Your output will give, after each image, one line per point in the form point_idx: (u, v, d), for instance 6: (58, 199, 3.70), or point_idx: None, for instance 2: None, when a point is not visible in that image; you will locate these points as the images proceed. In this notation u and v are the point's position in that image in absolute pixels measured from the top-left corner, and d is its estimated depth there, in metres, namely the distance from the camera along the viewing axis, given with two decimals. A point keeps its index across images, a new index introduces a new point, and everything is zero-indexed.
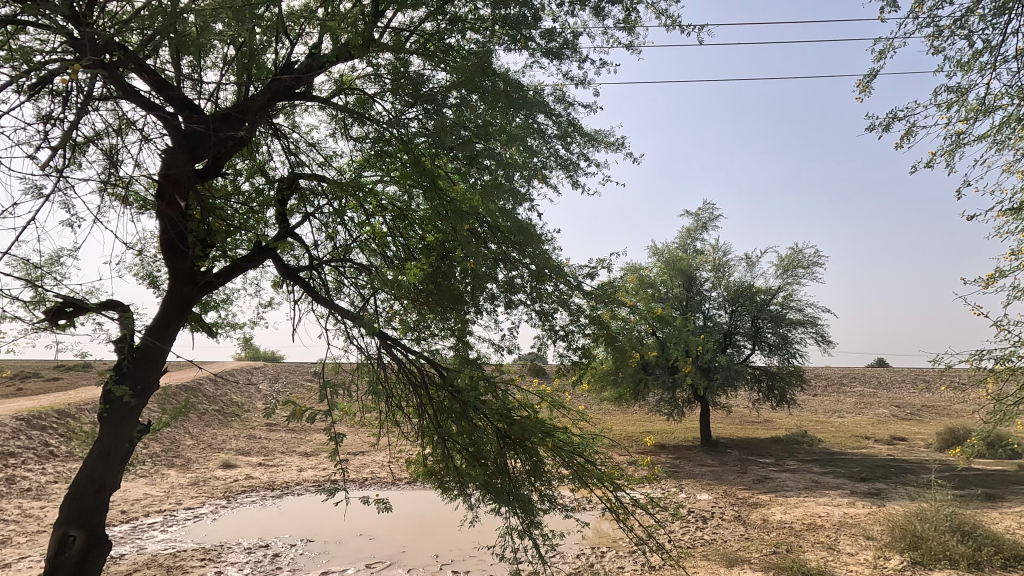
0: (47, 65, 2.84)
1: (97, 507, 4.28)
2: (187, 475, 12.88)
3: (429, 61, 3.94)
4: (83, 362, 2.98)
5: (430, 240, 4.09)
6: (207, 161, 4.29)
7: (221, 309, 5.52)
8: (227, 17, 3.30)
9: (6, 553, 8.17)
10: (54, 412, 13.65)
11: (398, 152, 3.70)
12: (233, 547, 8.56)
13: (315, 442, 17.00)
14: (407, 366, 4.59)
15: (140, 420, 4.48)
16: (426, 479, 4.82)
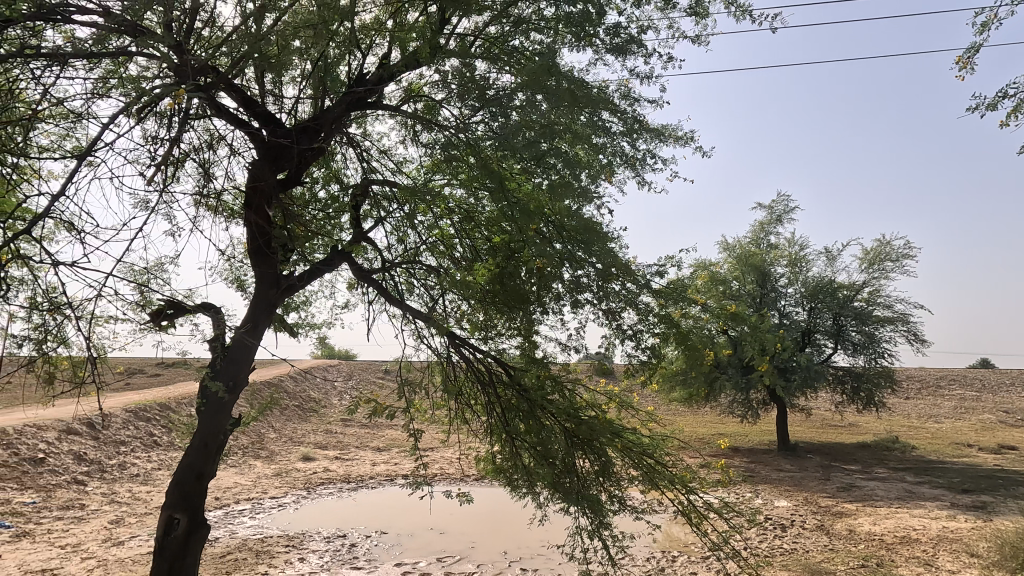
0: (153, 90, 3.10)
1: (198, 494, 4.65)
2: (271, 466, 13.76)
3: (494, 64, 4.00)
4: (182, 360, 3.23)
5: (496, 241, 4.16)
6: (289, 171, 4.57)
7: (302, 310, 5.85)
8: (307, 36, 3.51)
9: (119, 532, 9.04)
10: (158, 405, 14.97)
11: (465, 156, 3.79)
12: (314, 536, 9.05)
13: (387, 438, 17.66)
14: (475, 365, 4.69)
15: (233, 413, 4.82)
16: (494, 478, 4.84)
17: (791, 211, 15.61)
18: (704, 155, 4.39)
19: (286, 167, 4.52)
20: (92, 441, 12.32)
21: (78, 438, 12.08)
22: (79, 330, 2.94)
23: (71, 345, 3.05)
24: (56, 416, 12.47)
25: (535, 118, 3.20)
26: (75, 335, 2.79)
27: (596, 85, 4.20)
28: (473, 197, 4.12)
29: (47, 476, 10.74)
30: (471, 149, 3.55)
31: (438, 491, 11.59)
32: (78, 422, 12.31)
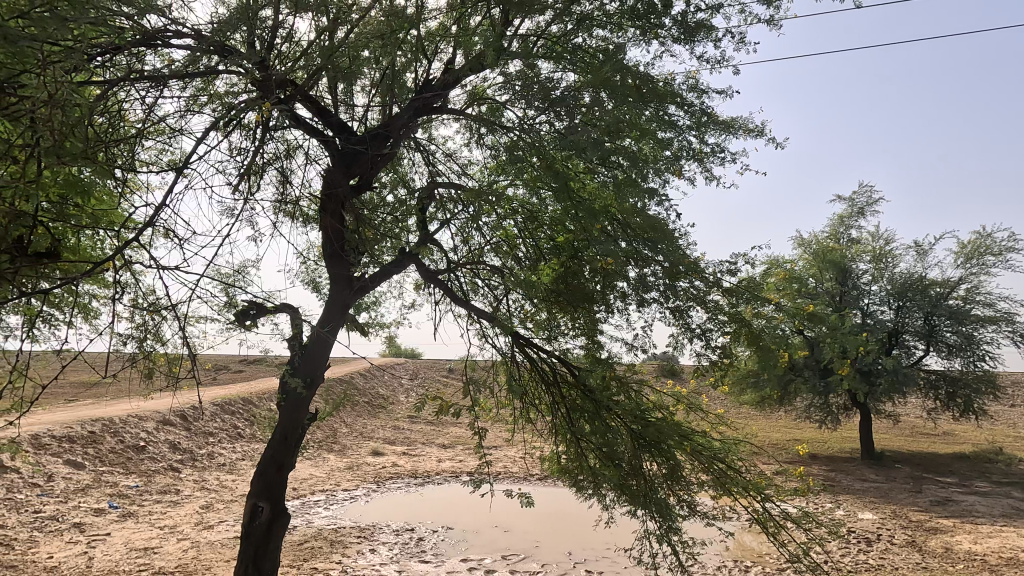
0: (238, 105, 3.29)
1: (280, 484, 4.92)
2: (343, 459, 14.40)
3: (557, 63, 3.98)
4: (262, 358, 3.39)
5: (560, 241, 4.15)
6: (360, 177, 4.75)
7: (372, 310, 6.05)
8: (376, 45, 3.64)
9: (209, 516, 9.75)
10: (241, 399, 16.01)
11: (529, 156, 3.79)
12: (384, 528, 9.38)
13: (452, 435, 18.04)
14: (540, 364, 4.71)
15: (310, 409, 5.07)
16: (560, 478, 4.80)
17: (875, 203, 14.63)
18: (778, 147, 4.19)
19: (357, 173, 4.71)
20: (185, 431, 13.36)
21: (173, 428, 13.13)
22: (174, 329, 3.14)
23: (167, 344, 3.28)
24: (155, 408, 13.62)
25: (602, 115, 3.14)
26: (170, 333, 2.99)
27: (661, 78, 4.10)
28: (536, 196, 4.12)
29: (147, 462, 11.75)
30: (536, 149, 3.54)
31: (503, 489, 11.70)
32: (173, 414, 13.37)
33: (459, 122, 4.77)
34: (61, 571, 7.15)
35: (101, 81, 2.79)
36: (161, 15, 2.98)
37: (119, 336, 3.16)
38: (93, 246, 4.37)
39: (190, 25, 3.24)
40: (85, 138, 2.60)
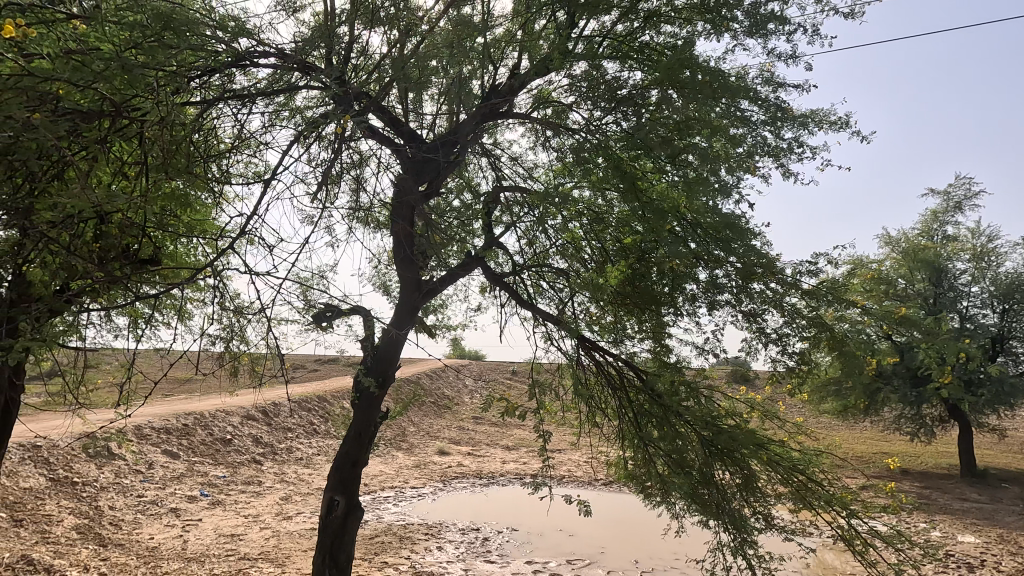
0: (318, 118, 3.44)
1: (354, 480, 5.11)
2: (411, 457, 14.84)
3: (624, 63, 3.92)
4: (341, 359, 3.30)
5: (627, 242, 4.07)
6: (429, 183, 4.87)
7: (439, 313, 6.19)
8: (444, 54, 3.72)
9: (289, 508, 10.32)
10: (317, 397, 16.85)
11: (596, 157, 3.73)
12: (451, 526, 9.57)
13: (516, 437, 18.16)
14: (605, 368, 4.66)
15: (382, 408, 5.26)
16: (628, 484, 4.68)
17: (974, 197, 13.42)
18: (863, 141, 3.93)
19: (426, 179, 4.83)
20: (267, 426, 14.21)
21: (256, 423, 14.00)
22: (259, 330, 3.11)
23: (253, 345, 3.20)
24: (240, 404, 14.58)
25: (675, 113, 3.03)
26: (255, 332, 3.01)
27: (733, 73, 3.93)
28: (602, 197, 4.05)
29: (233, 454, 12.61)
30: (605, 150, 3.47)
31: (568, 494, 11.63)
32: (256, 410, 14.28)
33: (524, 126, 4.80)
34: (160, 552, 7.80)
35: (199, 100, 3.02)
36: (251, 38, 3.21)
37: (208, 336, 3.02)
38: (188, 253, 4.73)
39: (275, 45, 3.43)
40: (184, 154, 2.81)
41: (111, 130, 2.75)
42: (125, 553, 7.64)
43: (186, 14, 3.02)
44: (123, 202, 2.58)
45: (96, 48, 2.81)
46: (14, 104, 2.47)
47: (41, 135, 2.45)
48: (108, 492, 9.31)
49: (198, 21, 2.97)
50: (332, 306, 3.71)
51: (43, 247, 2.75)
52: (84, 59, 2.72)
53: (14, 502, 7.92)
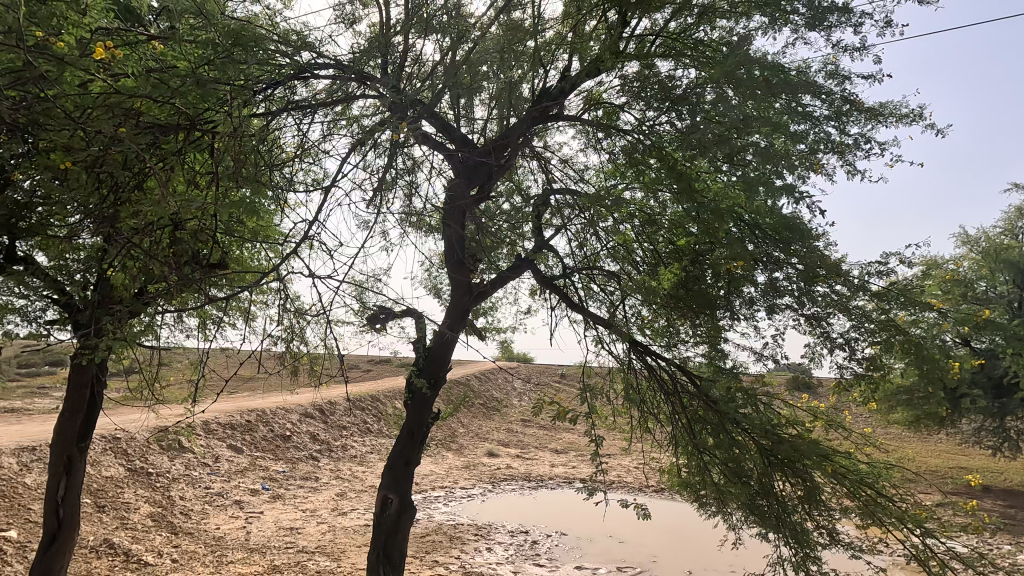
0: (373, 126, 3.52)
1: (406, 478, 5.20)
2: (461, 458, 15.03)
3: (678, 61, 3.82)
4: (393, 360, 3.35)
5: (681, 244, 3.97)
6: (480, 187, 4.89)
7: (489, 315, 6.22)
8: (495, 60, 3.74)
9: (343, 504, 10.64)
10: (370, 396, 17.32)
11: (648, 158, 3.66)
12: (500, 528, 9.60)
13: (565, 441, 18.07)
14: (658, 373, 4.55)
15: (434, 408, 5.33)
16: (681, 492, 4.55)
17: None
18: (939, 134, 3.68)
19: (477, 182, 4.85)
20: (323, 424, 14.72)
21: (314, 420, 14.54)
22: (317, 332, 3.20)
23: (311, 345, 3.28)
24: (299, 402, 15.19)
25: (734, 111, 2.93)
26: (313, 335, 3.09)
27: (793, 66, 3.76)
28: (654, 197, 3.96)
29: (293, 450, 13.13)
30: (658, 150, 3.40)
31: (622, 499, 11.44)
32: (313, 408, 14.82)
33: (575, 128, 4.77)
34: (226, 542, 8.21)
35: (263, 112, 3.14)
36: (312, 51, 3.33)
37: (269, 337, 3.13)
38: (253, 257, 4.96)
39: (334, 56, 3.56)
40: (247, 162, 2.92)
41: (187, 143, 2.93)
42: (195, 541, 8.09)
43: (253, 30, 3.18)
44: (197, 209, 2.74)
45: (174, 66, 3.02)
46: (103, 120, 2.68)
47: (126, 148, 2.66)
48: (179, 482, 9.88)
49: (264, 37, 3.13)
50: (385, 309, 3.78)
51: (126, 252, 2.97)
52: (163, 76, 2.91)
53: (97, 489, 8.54)
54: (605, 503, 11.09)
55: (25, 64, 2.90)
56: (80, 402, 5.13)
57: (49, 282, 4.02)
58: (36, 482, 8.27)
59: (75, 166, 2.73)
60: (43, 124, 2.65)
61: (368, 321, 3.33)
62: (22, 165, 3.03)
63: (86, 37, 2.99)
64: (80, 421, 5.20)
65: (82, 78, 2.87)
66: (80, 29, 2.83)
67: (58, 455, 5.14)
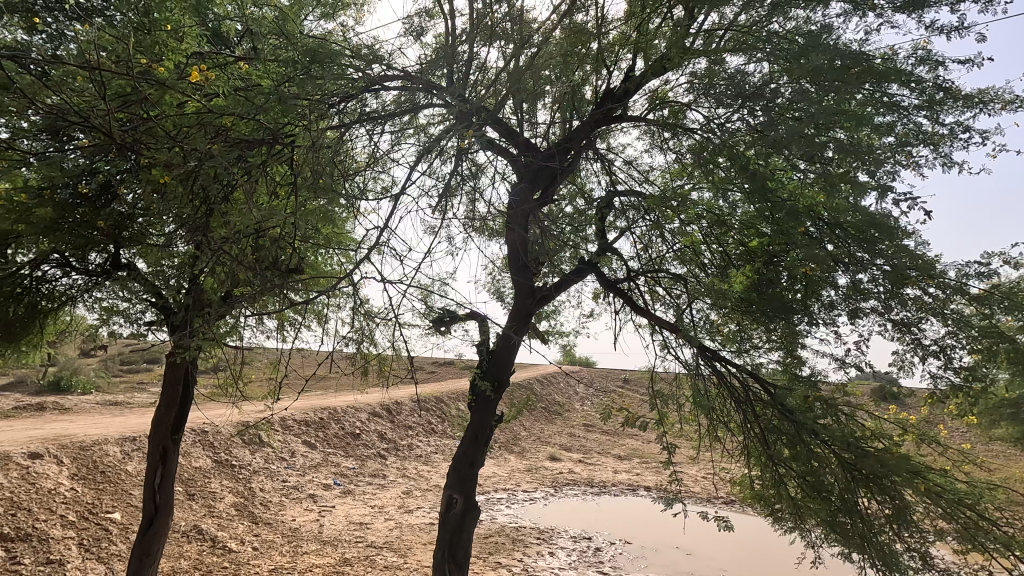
0: (439, 133, 3.59)
1: (471, 479, 5.26)
2: (523, 461, 15.07)
3: (750, 55, 3.66)
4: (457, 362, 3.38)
5: (753, 245, 3.79)
6: (543, 191, 4.87)
7: (551, 318, 6.20)
8: (557, 63, 3.73)
9: (410, 502, 10.93)
10: (435, 397, 17.71)
11: (719, 156, 3.52)
12: (562, 533, 9.54)
13: (628, 447, 17.73)
14: (729, 380, 4.36)
15: (498, 410, 5.37)
16: (753, 505, 4.33)
17: None
18: None
19: (540, 186, 4.83)
20: (390, 423, 15.20)
21: (381, 420, 15.04)
22: (385, 333, 3.28)
23: (380, 347, 3.36)
24: (367, 401, 15.76)
25: (814, 105, 2.77)
26: (381, 337, 3.18)
27: (878, 54, 3.51)
28: (724, 197, 3.80)
29: (362, 447, 13.64)
30: (730, 149, 3.26)
31: (698, 510, 11.04)
32: (380, 407, 15.33)
33: (639, 128, 4.68)
34: (301, 533, 8.64)
35: (336, 124, 3.28)
36: (383, 64, 3.45)
37: (340, 338, 3.24)
38: (326, 262, 5.20)
39: (402, 68, 3.66)
40: (321, 172, 3.06)
41: (268, 156, 3.12)
42: (273, 531, 8.57)
43: (329, 47, 3.34)
44: (276, 218, 2.90)
45: (257, 85, 3.21)
46: (196, 138, 2.90)
47: (217, 163, 2.86)
48: (259, 475, 10.50)
49: (339, 53, 3.28)
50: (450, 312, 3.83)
51: (215, 259, 3.19)
52: (247, 94, 3.10)
53: (188, 478, 9.22)
54: (684, 515, 10.72)
55: (130, 88, 3.19)
56: (174, 397, 5.56)
57: (147, 286, 4.38)
58: (136, 469, 9.04)
59: (171, 180, 2.96)
60: (144, 144, 2.90)
61: (434, 324, 3.38)
62: (125, 180, 3.33)
63: (180, 62, 3.25)
64: (174, 415, 5.64)
65: (179, 99, 3.13)
66: (176, 55, 3.08)
67: (155, 445, 5.59)
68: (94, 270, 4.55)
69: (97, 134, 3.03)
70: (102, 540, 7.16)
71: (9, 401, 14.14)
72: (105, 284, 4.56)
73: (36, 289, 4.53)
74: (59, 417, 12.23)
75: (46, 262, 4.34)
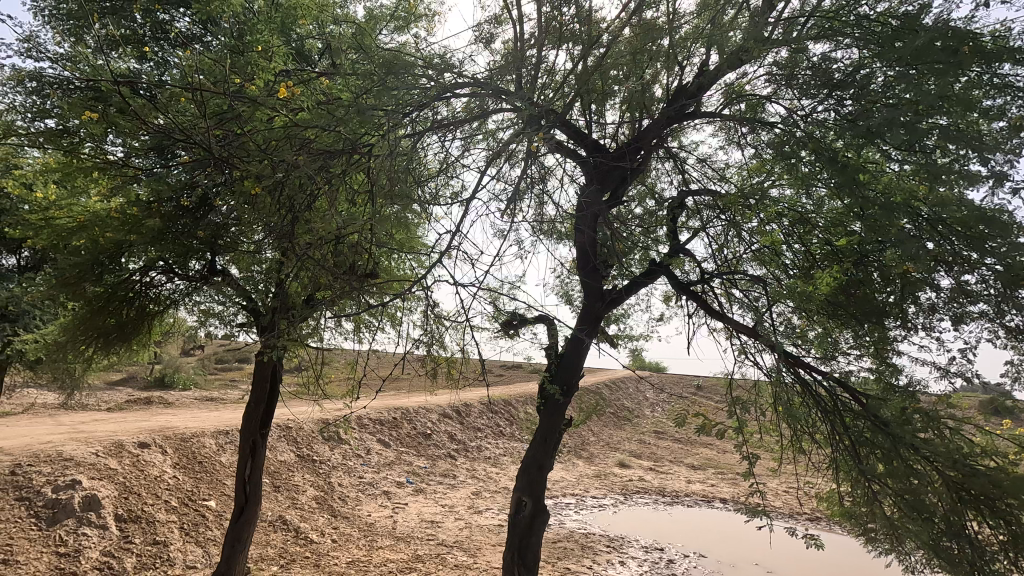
0: (506, 138, 3.59)
1: (540, 483, 5.23)
2: (592, 467, 14.89)
3: (838, 42, 3.41)
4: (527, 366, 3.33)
5: (840, 245, 3.53)
6: (612, 192, 4.77)
7: (621, 321, 6.05)
8: (626, 61, 3.64)
9: (479, 502, 11.07)
10: (503, 400, 17.86)
11: (803, 150, 3.31)
12: (633, 542, 9.31)
13: (702, 456, 17.07)
14: (814, 389, 4.06)
15: (567, 415, 5.31)
16: (842, 523, 4.02)
17: None
18: None
19: (609, 187, 4.73)
20: (460, 424, 15.48)
21: (451, 421, 15.35)
22: (455, 336, 3.30)
23: (448, 350, 3.38)
24: (438, 403, 16.14)
25: (917, 90, 2.53)
26: (450, 341, 3.20)
27: (987, 31, 3.17)
28: (808, 193, 3.57)
29: (433, 447, 13.97)
30: (817, 142, 3.05)
31: (779, 526, 10.47)
32: (450, 409, 15.65)
33: (713, 125, 4.49)
34: (376, 528, 8.96)
35: (408, 132, 3.36)
36: (453, 72, 3.51)
37: (410, 341, 3.29)
38: (398, 267, 5.36)
39: (471, 75, 3.71)
40: (393, 182, 3.14)
41: (345, 166, 3.25)
42: (351, 525, 8.95)
43: (403, 59, 3.45)
44: (350, 224, 3.01)
45: (336, 98, 3.37)
46: (283, 150, 3.09)
47: (302, 173, 3.02)
48: (338, 470, 11.01)
49: (412, 64, 3.38)
50: (516, 316, 3.81)
51: (298, 264, 3.36)
52: (326, 108, 3.26)
53: (274, 471, 9.81)
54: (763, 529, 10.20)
55: (226, 107, 3.44)
56: (262, 394, 5.93)
57: (240, 290, 4.71)
58: (229, 460, 9.74)
59: (260, 191, 3.17)
60: (237, 158, 3.12)
61: (501, 327, 3.36)
62: (221, 192, 3.59)
63: (269, 80, 3.47)
64: (262, 411, 6.01)
65: (268, 115, 3.34)
66: (264, 74, 3.29)
67: (245, 440, 5.98)
68: (193, 275, 4.95)
69: (196, 150, 3.29)
70: (200, 525, 7.76)
71: (123, 395, 15.68)
72: (203, 288, 4.94)
73: (144, 293, 4.98)
74: (164, 411, 13.41)
75: (153, 269, 4.76)
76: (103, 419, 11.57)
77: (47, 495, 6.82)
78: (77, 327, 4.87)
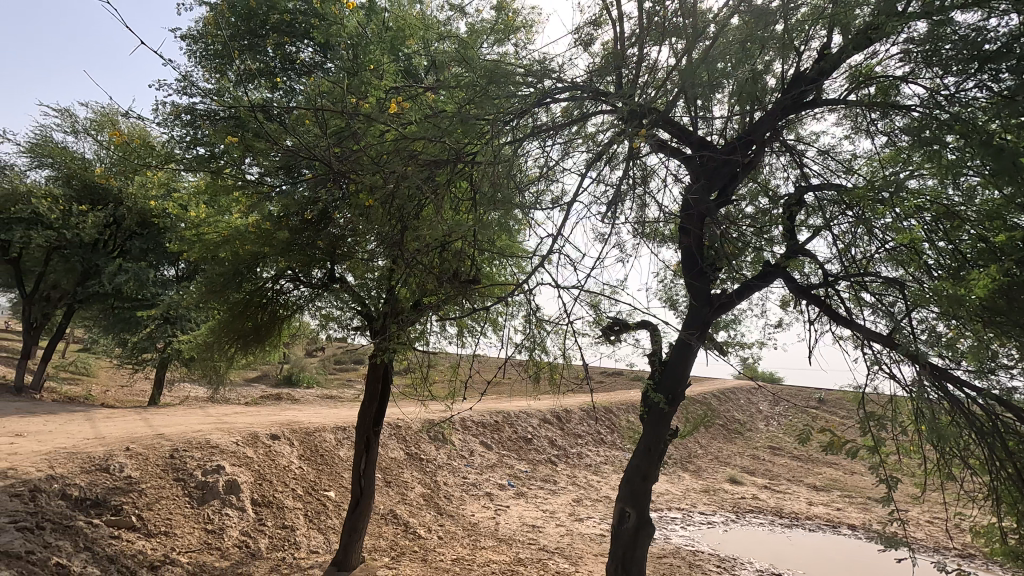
0: (606, 140, 3.50)
1: (645, 494, 5.04)
2: (699, 481, 14.19)
3: (990, 10, 2.97)
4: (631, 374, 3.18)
5: (1000, 242, 3.03)
6: (720, 191, 4.49)
7: (731, 328, 5.67)
8: (734, 51, 3.42)
9: (580, 510, 10.95)
10: (604, 407, 17.56)
11: (948, 134, 2.92)
12: (746, 564, 8.71)
13: (826, 476, 15.60)
14: (969, 407, 3.51)
15: (673, 424, 5.06)
16: (1007, 565, 3.45)
17: None
18: None
19: (717, 186, 4.47)
20: (560, 430, 15.44)
21: (551, 426, 15.37)
22: (557, 341, 3.23)
23: (550, 354, 3.32)
24: (538, 408, 16.24)
25: None
26: (552, 345, 3.13)
27: None
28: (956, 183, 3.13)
29: (534, 452, 14.06)
30: (968, 124, 2.67)
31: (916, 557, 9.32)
32: (551, 414, 15.68)
33: (837, 114, 4.10)
34: (479, 529, 9.17)
35: (508, 140, 3.40)
36: (553, 77, 3.52)
37: (513, 345, 3.27)
38: (499, 273, 5.44)
39: (571, 79, 3.68)
40: (494, 188, 3.18)
41: (449, 176, 3.37)
42: (455, 524, 9.24)
43: (504, 67, 3.52)
44: (454, 231, 3.11)
45: (442, 111, 3.51)
46: (392, 163, 3.27)
47: (411, 183, 3.18)
48: (443, 469, 11.41)
49: (512, 72, 3.44)
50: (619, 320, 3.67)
51: (407, 270, 3.51)
52: (433, 121, 3.41)
53: (386, 466, 10.44)
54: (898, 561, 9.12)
55: (344, 126, 3.71)
56: (375, 393, 6.31)
57: (356, 296, 5.04)
58: (347, 454, 10.49)
59: (375, 202, 3.40)
60: (352, 172, 3.36)
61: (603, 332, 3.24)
62: (338, 204, 3.87)
63: (381, 100, 3.70)
64: (375, 408, 6.40)
65: (381, 131, 3.56)
66: (377, 93, 3.52)
67: (360, 435, 6.39)
68: (316, 282, 5.40)
69: (318, 167, 3.58)
70: (322, 514, 8.40)
71: (259, 392, 17.47)
72: (324, 294, 5.39)
73: (276, 299, 5.50)
74: (292, 407, 14.75)
75: (283, 276, 5.27)
76: (242, 412, 12.96)
77: (198, 477, 7.74)
78: (223, 329, 5.48)
